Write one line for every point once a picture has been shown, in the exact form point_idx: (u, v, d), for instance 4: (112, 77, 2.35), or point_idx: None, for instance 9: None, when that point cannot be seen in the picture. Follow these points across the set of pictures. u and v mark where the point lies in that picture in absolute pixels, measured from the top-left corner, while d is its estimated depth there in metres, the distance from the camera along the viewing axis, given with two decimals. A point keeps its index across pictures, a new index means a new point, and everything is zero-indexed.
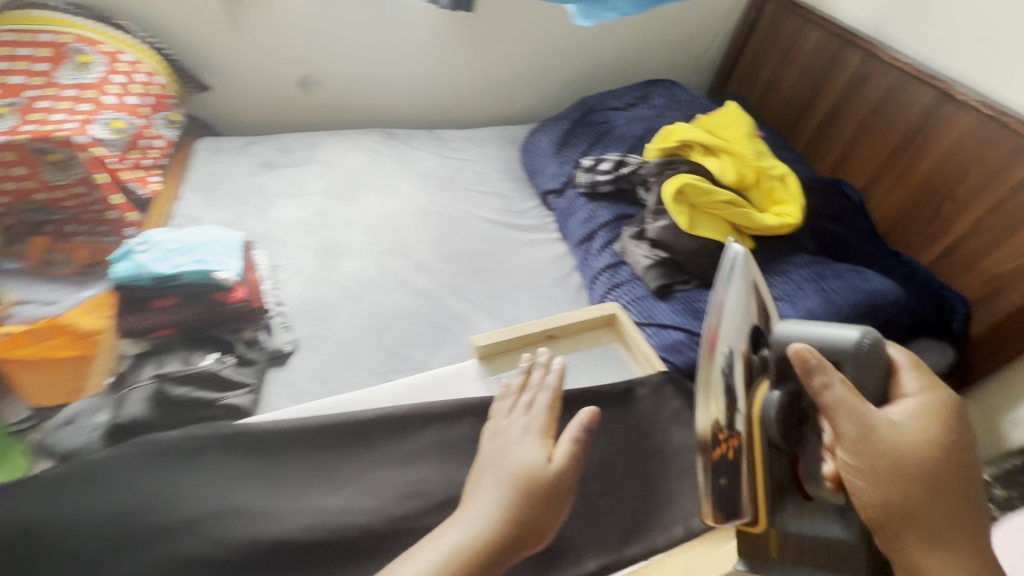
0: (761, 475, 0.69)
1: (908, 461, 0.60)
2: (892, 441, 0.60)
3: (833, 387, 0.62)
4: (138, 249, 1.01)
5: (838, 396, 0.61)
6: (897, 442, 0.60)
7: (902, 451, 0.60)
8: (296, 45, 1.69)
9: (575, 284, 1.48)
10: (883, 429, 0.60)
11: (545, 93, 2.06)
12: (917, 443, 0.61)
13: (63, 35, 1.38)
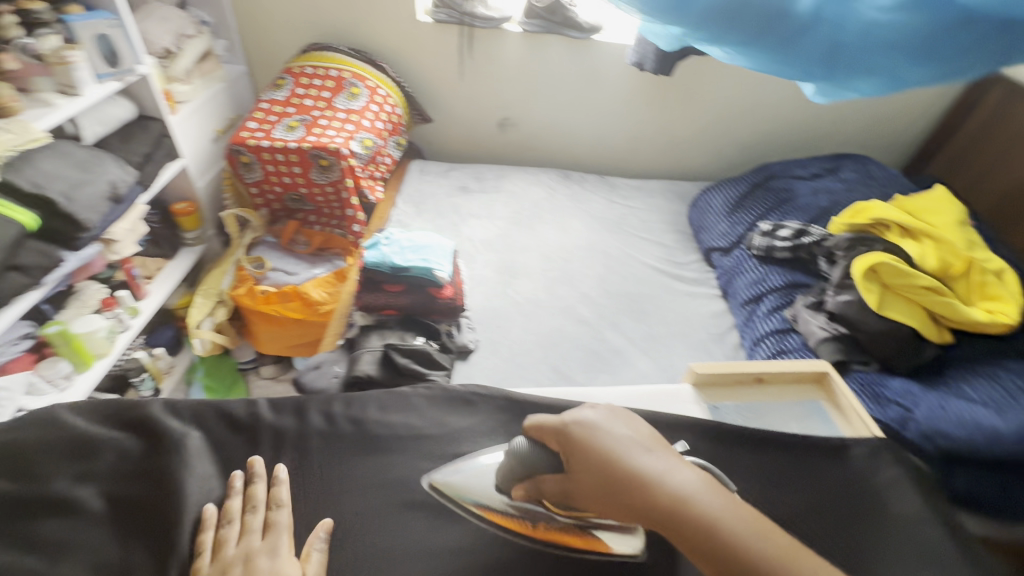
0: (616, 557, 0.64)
1: (620, 484, 0.54)
2: (616, 458, 0.56)
3: (585, 429, 0.59)
4: (382, 243, 1.24)
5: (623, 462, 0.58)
6: (584, 461, 0.58)
7: (602, 465, 0.56)
8: (505, 92, 1.96)
9: (733, 343, 1.47)
10: (608, 447, 0.57)
11: (719, 154, 2.10)
12: (647, 466, 0.55)
13: (344, 71, 1.75)
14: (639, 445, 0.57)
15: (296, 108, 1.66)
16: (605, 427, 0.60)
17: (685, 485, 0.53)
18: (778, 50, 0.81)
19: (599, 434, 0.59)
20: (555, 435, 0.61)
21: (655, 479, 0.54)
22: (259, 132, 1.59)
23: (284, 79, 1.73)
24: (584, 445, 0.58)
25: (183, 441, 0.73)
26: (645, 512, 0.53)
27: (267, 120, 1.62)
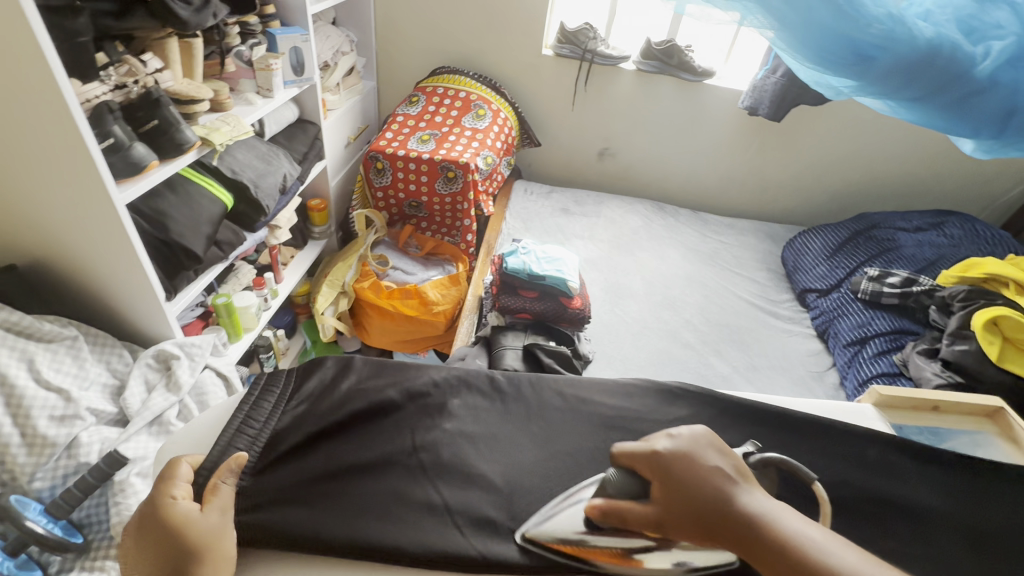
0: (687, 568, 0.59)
1: (715, 512, 0.53)
2: (711, 487, 0.55)
3: (684, 457, 0.57)
4: (520, 252, 1.34)
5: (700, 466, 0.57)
6: (679, 489, 0.55)
7: (696, 495, 0.54)
8: (611, 125, 2.08)
9: (834, 382, 1.48)
10: (706, 478, 0.55)
11: (811, 200, 2.15)
12: (705, 481, 0.55)
13: (472, 94, 1.89)
14: (732, 472, 0.56)
15: (428, 123, 1.81)
16: (704, 457, 0.57)
17: (768, 506, 0.53)
18: (950, 112, 0.88)
19: (697, 459, 0.57)
20: (650, 465, 0.58)
21: (746, 505, 0.54)
22: (395, 143, 1.73)
23: (418, 97, 1.90)
24: (683, 476, 0.56)
25: (445, 404, 0.76)
26: (740, 529, 0.52)
27: (401, 131, 1.77)
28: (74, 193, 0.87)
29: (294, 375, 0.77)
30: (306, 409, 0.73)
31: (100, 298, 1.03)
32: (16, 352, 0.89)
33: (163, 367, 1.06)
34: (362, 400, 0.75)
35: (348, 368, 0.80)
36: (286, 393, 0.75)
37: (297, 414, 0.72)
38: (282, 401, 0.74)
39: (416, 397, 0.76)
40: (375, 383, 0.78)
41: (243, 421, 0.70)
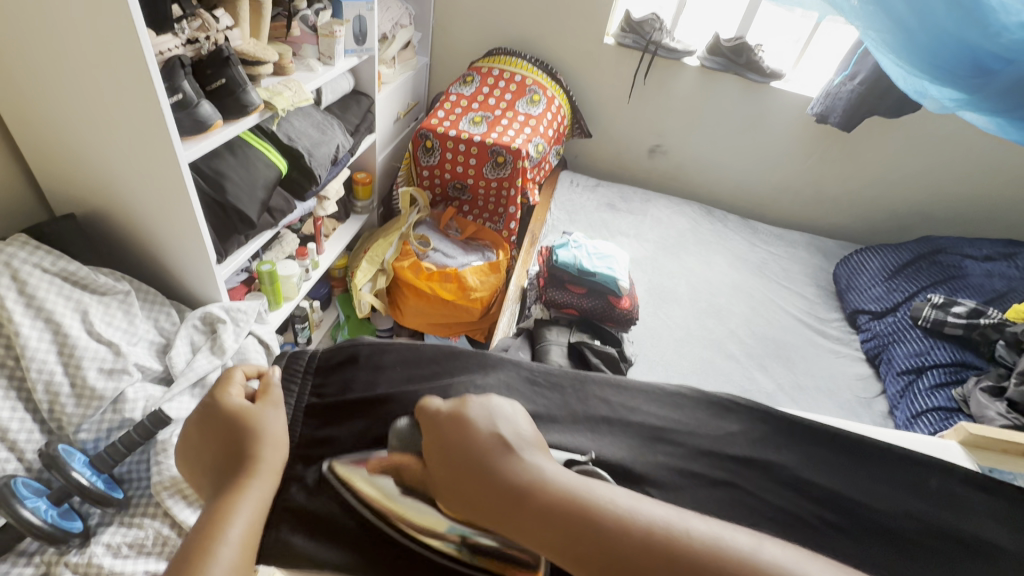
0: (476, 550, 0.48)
1: (478, 476, 0.44)
2: (475, 452, 0.46)
3: (459, 419, 0.48)
4: (572, 245, 1.31)
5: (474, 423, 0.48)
6: (444, 454, 0.47)
7: (461, 457, 0.46)
8: (665, 122, 2.01)
9: (882, 411, 1.42)
10: (472, 445, 0.46)
11: (869, 217, 2.04)
12: (474, 445, 0.46)
13: (528, 78, 1.84)
14: (509, 433, 0.47)
15: (481, 104, 1.76)
16: (485, 421, 0.48)
17: (544, 466, 0.44)
18: None
19: (473, 422, 0.48)
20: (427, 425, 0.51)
21: (511, 468, 0.44)
22: (447, 122, 1.69)
23: (472, 77, 1.85)
24: (453, 435, 0.48)
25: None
26: (503, 500, 0.43)
27: (453, 111, 1.73)
28: (138, 146, 0.86)
29: (316, 363, 0.60)
30: (333, 416, 0.56)
31: (153, 255, 1.03)
32: (71, 301, 0.88)
33: (208, 330, 1.05)
34: (395, 403, 0.56)
35: (385, 357, 0.61)
36: (305, 389, 0.58)
37: (321, 417, 0.56)
38: (302, 399, 0.58)
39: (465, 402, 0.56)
40: (411, 374, 0.60)
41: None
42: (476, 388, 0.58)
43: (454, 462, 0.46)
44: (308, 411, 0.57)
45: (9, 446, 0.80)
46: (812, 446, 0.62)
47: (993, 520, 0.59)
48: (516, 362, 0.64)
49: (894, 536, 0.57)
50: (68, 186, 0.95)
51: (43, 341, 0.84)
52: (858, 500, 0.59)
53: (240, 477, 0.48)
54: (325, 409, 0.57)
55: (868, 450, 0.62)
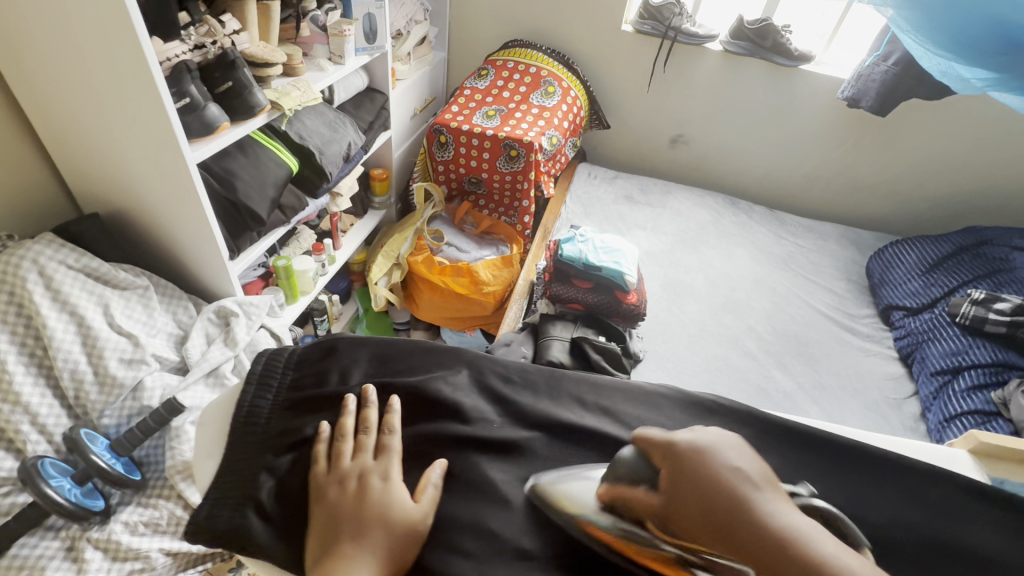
0: None
1: (717, 511, 0.45)
2: (723, 485, 0.46)
3: (698, 450, 0.49)
4: (578, 240, 1.28)
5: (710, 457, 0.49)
6: (680, 483, 0.48)
7: (703, 487, 0.46)
8: (686, 111, 1.95)
9: (913, 413, 1.33)
10: (720, 478, 0.47)
11: (909, 207, 1.91)
12: (708, 477, 0.47)
13: (543, 70, 1.82)
14: (755, 475, 0.48)
15: (494, 98, 1.76)
16: (725, 453, 0.49)
17: (802, 523, 0.43)
18: None
19: (709, 454, 0.49)
20: (666, 454, 0.51)
21: (764, 513, 0.44)
22: (460, 116, 1.70)
23: (487, 70, 1.84)
24: (695, 461, 0.48)
25: (460, 406, 0.57)
26: (744, 546, 0.43)
27: (467, 105, 1.74)
28: (149, 148, 0.90)
29: (293, 359, 0.60)
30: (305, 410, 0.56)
31: (172, 252, 1.08)
32: (93, 296, 0.94)
33: (223, 323, 1.10)
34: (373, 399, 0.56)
35: (359, 352, 0.61)
36: (286, 377, 0.58)
37: (299, 405, 0.56)
38: (282, 388, 0.57)
39: (437, 400, 0.57)
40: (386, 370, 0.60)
41: (242, 417, 0.55)
42: (448, 386, 0.59)
43: (689, 496, 0.47)
44: (287, 399, 0.57)
45: (40, 428, 0.87)
46: (798, 451, 0.59)
47: (1000, 535, 0.55)
48: (493, 359, 0.64)
49: (886, 550, 0.53)
50: (94, 187, 1.01)
51: (68, 333, 0.90)
52: (848, 510, 0.55)
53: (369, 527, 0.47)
54: (305, 397, 0.56)
55: (858, 457, 0.59)
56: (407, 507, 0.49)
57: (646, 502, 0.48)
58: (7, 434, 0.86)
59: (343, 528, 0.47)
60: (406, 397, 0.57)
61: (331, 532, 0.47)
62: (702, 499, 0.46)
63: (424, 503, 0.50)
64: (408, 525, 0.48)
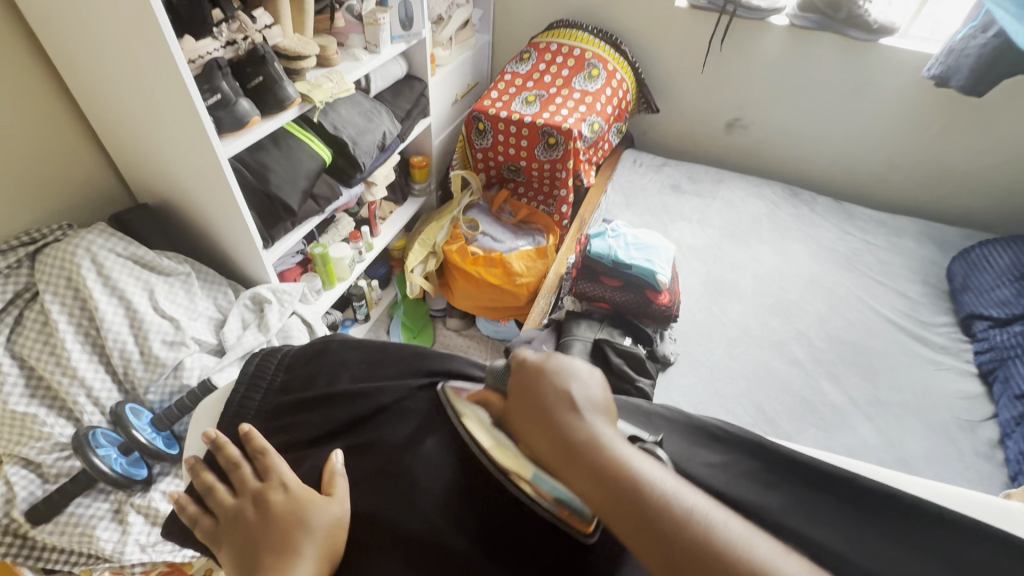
0: (549, 506, 0.47)
1: (551, 427, 0.44)
2: (553, 405, 0.45)
3: (541, 368, 0.48)
4: (608, 235, 1.23)
5: (557, 374, 0.47)
6: (524, 398, 0.47)
7: (536, 404, 0.46)
8: (744, 92, 1.79)
9: (989, 439, 1.18)
10: (550, 397, 0.46)
11: (1006, 201, 1.67)
12: (547, 390, 0.46)
13: (587, 51, 1.73)
14: (584, 396, 0.46)
15: (535, 83, 1.70)
16: (564, 371, 0.48)
17: (617, 442, 0.43)
18: None
19: (554, 373, 0.48)
20: (515, 368, 0.50)
21: (585, 427, 0.44)
22: (499, 103, 1.66)
23: (530, 53, 1.78)
24: (536, 378, 0.47)
25: (440, 416, 0.55)
26: (570, 462, 0.43)
27: (507, 91, 1.69)
28: (184, 143, 0.95)
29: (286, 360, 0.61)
30: (292, 413, 0.57)
31: (212, 240, 1.14)
32: (140, 281, 1.01)
33: (257, 308, 1.16)
34: (354, 405, 0.56)
35: (349, 354, 0.61)
36: (276, 377, 0.59)
37: (285, 406, 0.57)
38: (273, 387, 0.59)
39: (418, 408, 0.56)
40: (373, 375, 0.60)
41: (231, 415, 0.57)
42: (432, 394, 0.57)
43: (530, 408, 0.46)
44: (274, 399, 0.58)
45: (93, 401, 0.96)
46: (807, 489, 0.54)
47: None
48: (487, 369, 0.62)
49: None
50: (143, 178, 1.08)
51: (118, 316, 0.98)
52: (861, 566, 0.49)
53: (290, 534, 0.46)
54: (291, 399, 0.58)
55: (884, 504, 0.52)
56: (319, 506, 0.48)
57: (495, 411, 0.49)
58: (65, 404, 0.95)
59: (259, 549, 0.46)
60: (388, 403, 0.56)
61: (251, 559, 0.45)
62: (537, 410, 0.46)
63: (337, 491, 0.50)
64: (331, 520, 0.48)
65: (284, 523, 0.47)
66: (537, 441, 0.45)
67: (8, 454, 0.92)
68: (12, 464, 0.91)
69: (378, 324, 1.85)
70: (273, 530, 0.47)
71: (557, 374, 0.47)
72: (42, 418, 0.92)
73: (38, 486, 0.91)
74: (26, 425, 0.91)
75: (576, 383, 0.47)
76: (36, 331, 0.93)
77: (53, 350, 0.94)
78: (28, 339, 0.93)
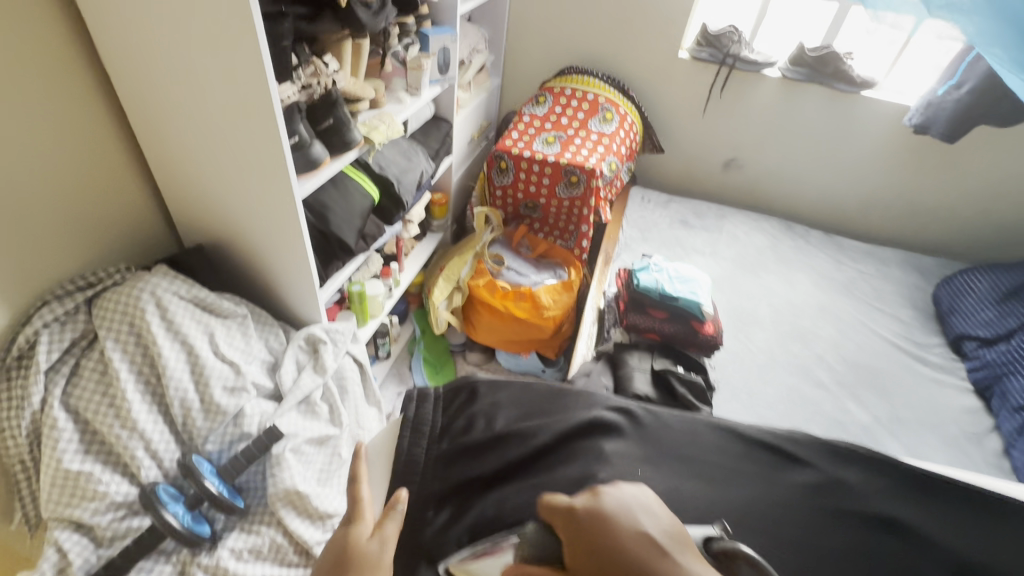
0: None
1: None
2: (635, 556, 0.38)
3: (602, 520, 0.40)
4: (651, 269, 1.30)
5: (606, 510, 0.41)
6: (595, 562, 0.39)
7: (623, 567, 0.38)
8: (740, 136, 1.95)
9: (996, 449, 1.29)
10: (632, 547, 0.38)
11: (970, 232, 1.89)
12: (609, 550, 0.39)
13: (600, 96, 1.84)
14: (663, 532, 0.39)
15: (554, 124, 1.78)
16: (627, 514, 0.41)
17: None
18: None
19: (615, 517, 0.40)
20: (560, 527, 0.42)
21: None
22: (520, 143, 1.72)
23: (545, 97, 1.88)
24: (607, 534, 0.39)
25: (602, 448, 0.56)
26: None
27: (526, 132, 1.77)
28: (257, 184, 0.94)
29: (439, 404, 0.63)
30: (458, 458, 0.57)
31: (265, 280, 1.12)
32: (201, 325, 0.97)
33: (311, 349, 1.13)
34: (518, 445, 0.57)
35: (497, 395, 0.63)
36: (436, 421, 0.61)
37: (452, 449, 0.58)
38: (433, 433, 0.59)
39: (581, 443, 0.57)
40: (525, 414, 0.61)
41: (402, 466, 0.57)
42: (589, 429, 0.59)
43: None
44: (440, 444, 0.59)
45: (152, 455, 0.89)
46: (948, 506, 0.55)
47: None
48: (626, 403, 0.66)
49: None
50: (197, 218, 1.06)
51: (180, 362, 0.93)
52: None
53: (339, 565, 0.46)
54: (455, 445, 0.58)
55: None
56: (370, 545, 0.47)
57: None
58: (121, 458, 0.88)
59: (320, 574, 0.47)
60: (550, 440, 0.57)
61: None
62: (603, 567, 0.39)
63: (383, 530, 0.48)
64: (370, 561, 0.46)
65: (341, 550, 0.47)
66: None
67: (56, 518, 0.84)
68: (61, 529, 0.83)
69: (398, 361, 1.82)
70: (333, 555, 0.47)
71: (612, 524, 0.40)
72: (98, 476, 0.85)
73: (92, 552, 0.84)
74: (79, 484, 0.84)
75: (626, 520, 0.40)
76: (94, 380, 0.88)
77: (112, 401, 0.88)
78: (86, 390, 0.87)
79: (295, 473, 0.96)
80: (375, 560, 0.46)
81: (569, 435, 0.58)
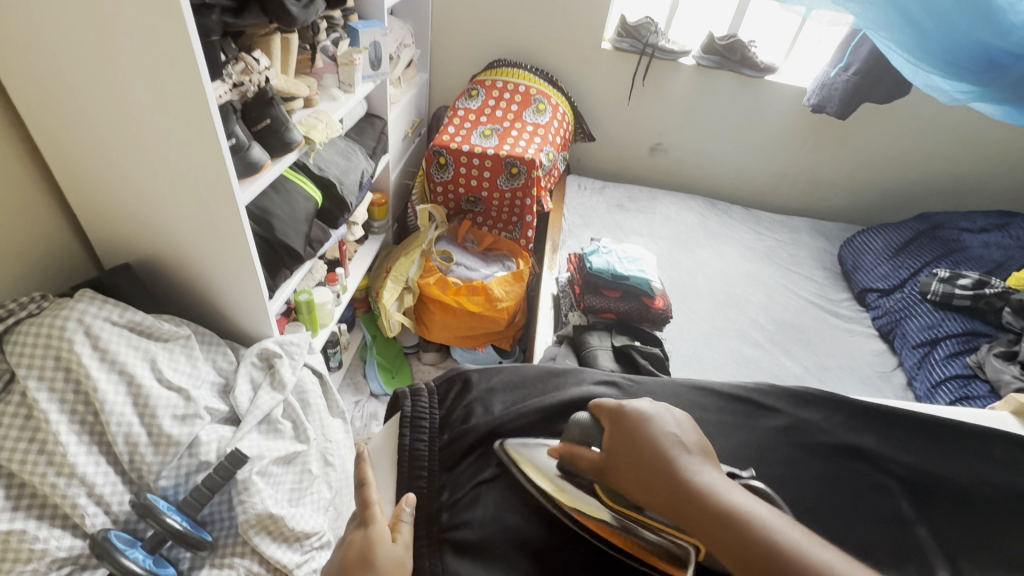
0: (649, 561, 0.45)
1: (654, 465, 0.44)
2: (657, 445, 0.45)
3: (642, 417, 0.48)
4: (600, 252, 1.36)
5: (640, 412, 0.49)
6: (625, 444, 0.47)
7: (642, 450, 0.46)
8: (662, 122, 2.07)
9: (902, 383, 1.48)
10: (656, 440, 0.46)
11: (861, 198, 2.14)
12: (640, 433, 0.47)
13: (532, 88, 1.87)
14: (687, 438, 0.46)
15: (488, 118, 1.79)
16: (659, 417, 0.48)
17: (719, 481, 0.42)
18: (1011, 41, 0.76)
19: (650, 419, 0.48)
20: (606, 419, 0.51)
21: (690, 470, 0.43)
22: (458, 137, 1.71)
23: (477, 90, 1.88)
24: (637, 427, 0.47)
25: None
26: (678, 498, 0.42)
27: (462, 126, 1.76)
28: (194, 194, 0.87)
29: (434, 396, 0.63)
30: (460, 447, 0.58)
31: (206, 296, 1.04)
32: (139, 351, 0.89)
33: (265, 365, 1.07)
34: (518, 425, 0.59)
35: (491, 380, 0.64)
36: (434, 415, 0.61)
37: (454, 441, 0.58)
38: (433, 426, 0.60)
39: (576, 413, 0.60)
40: (520, 395, 0.63)
41: (408, 462, 0.57)
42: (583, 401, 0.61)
43: (631, 457, 0.46)
44: (441, 437, 0.59)
45: (96, 501, 0.80)
46: (904, 430, 0.61)
47: None
48: (611, 374, 0.68)
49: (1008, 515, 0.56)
50: (120, 234, 0.96)
51: (119, 394, 0.84)
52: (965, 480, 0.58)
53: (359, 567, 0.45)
54: (456, 435, 0.59)
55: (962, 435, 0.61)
56: (388, 548, 0.47)
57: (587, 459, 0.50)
58: (60, 509, 0.78)
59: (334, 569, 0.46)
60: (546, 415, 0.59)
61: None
62: (627, 443, 0.47)
63: (403, 535, 0.49)
64: (392, 563, 0.46)
65: (361, 549, 0.47)
66: (637, 476, 0.45)
67: None
68: None
69: (350, 369, 1.76)
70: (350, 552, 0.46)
71: (647, 421, 0.48)
72: (33, 533, 0.74)
73: None
74: (11, 545, 0.73)
75: (657, 420, 0.47)
76: (17, 427, 0.78)
77: (42, 447, 0.78)
78: (7, 438, 0.77)
79: (266, 497, 0.90)
80: (400, 563, 0.47)
81: (564, 411, 0.60)
